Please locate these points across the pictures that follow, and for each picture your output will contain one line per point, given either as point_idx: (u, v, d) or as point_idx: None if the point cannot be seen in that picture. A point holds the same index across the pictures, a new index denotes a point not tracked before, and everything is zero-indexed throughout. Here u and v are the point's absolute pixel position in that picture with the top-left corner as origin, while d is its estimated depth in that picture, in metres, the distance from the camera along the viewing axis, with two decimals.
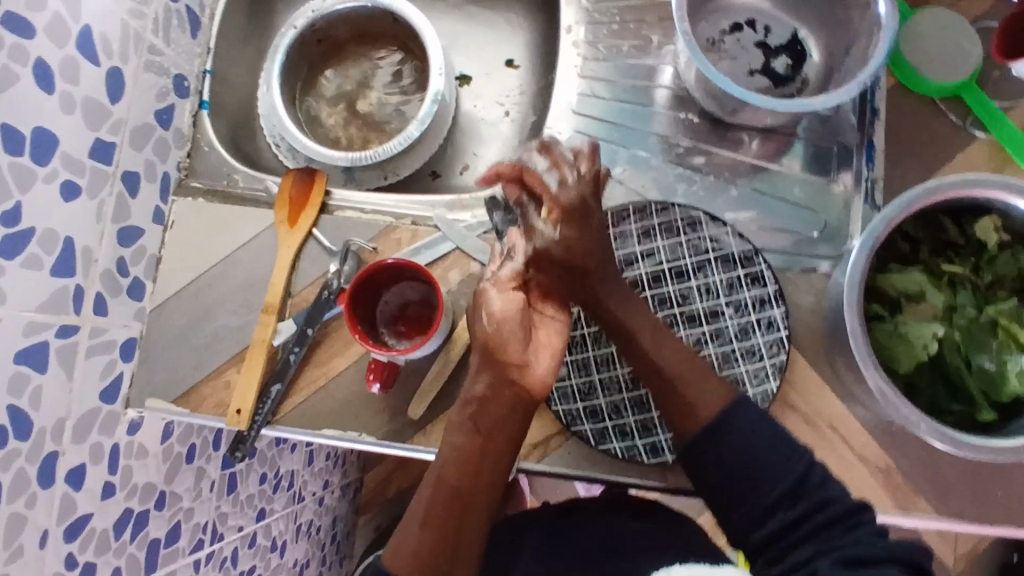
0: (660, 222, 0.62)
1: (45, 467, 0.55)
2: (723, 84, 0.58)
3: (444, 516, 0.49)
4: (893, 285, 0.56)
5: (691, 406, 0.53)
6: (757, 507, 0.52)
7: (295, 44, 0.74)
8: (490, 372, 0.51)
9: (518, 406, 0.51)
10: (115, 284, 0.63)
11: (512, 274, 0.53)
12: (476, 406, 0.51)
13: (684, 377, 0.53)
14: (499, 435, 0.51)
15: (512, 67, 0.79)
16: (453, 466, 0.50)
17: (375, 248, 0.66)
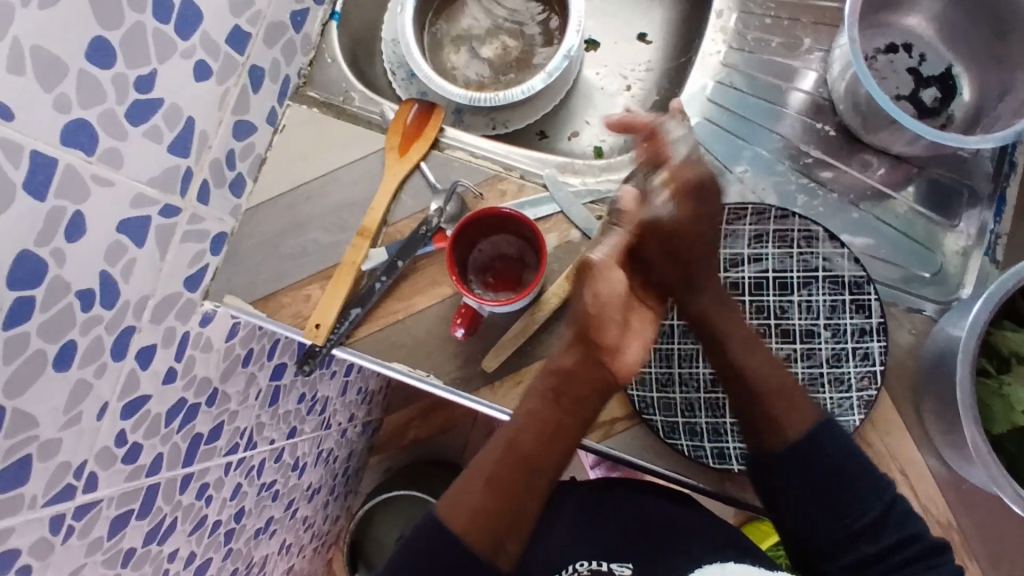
0: (775, 229, 0.61)
1: (122, 339, 0.55)
2: (878, 96, 0.56)
3: (507, 481, 0.50)
4: (1006, 342, 0.55)
5: (776, 423, 0.53)
6: (839, 531, 0.53)
7: None
8: (581, 348, 0.52)
9: (600, 388, 0.52)
10: (220, 175, 0.62)
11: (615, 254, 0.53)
12: (563, 378, 0.52)
13: (778, 387, 0.54)
14: (579, 415, 0.52)
15: (643, 42, 0.76)
16: (530, 431, 0.51)
17: (480, 193, 0.65)
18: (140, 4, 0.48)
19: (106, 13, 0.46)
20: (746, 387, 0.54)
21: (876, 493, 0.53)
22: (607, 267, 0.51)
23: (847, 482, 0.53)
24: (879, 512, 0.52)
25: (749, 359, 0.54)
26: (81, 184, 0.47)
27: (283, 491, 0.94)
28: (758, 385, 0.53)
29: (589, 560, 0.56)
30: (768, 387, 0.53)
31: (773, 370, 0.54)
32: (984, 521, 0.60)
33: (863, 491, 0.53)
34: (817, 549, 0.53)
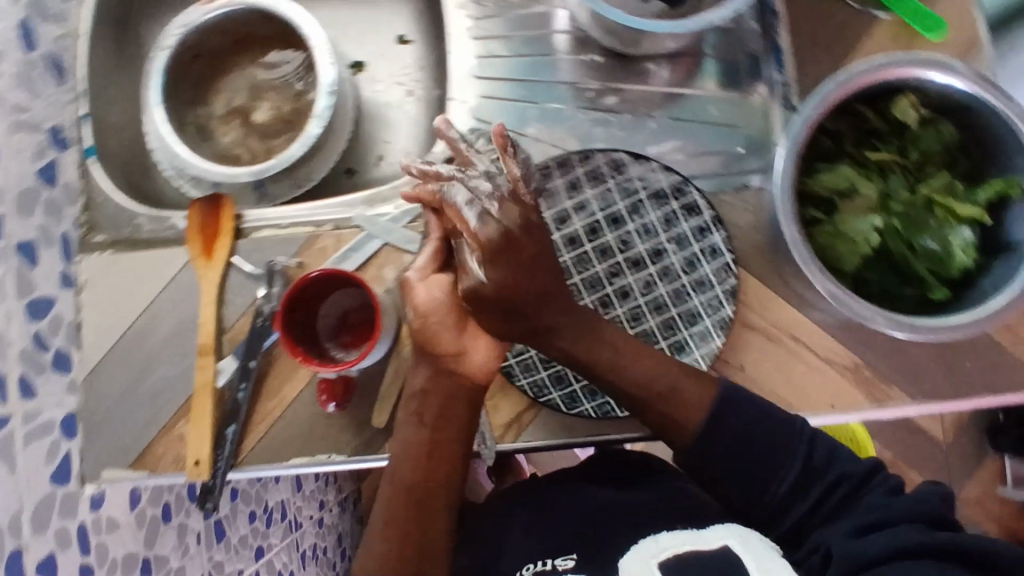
0: (584, 171, 0.61)
1: (9, 566, 0.51)
2: (607, 12, 0.56)
3: (400, 515, 0.52)
4: (823, 185, 0.55)
5: (674, 419, 0.52)
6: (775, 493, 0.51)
7: (169, 67, 0.69)
8: (426, 366, 0.55)
9: (456, 394, 0.54)
10: (37, 361, 0.59)
11: (429, 260, 0.57)
12: (419, 398, 0.55)
13: (666, 389, 0.52)
14: (448, 429, 0.54)
15: (404, 43, 0.75)
16: (409, 462, 0.53)
17: (300, 262, 0.62)
18: None
19: None
20: (649, 396, 0.52)
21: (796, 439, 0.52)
22: (419, 278, 0.56)
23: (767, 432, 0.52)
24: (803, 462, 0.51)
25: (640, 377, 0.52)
26: None
27: None
28: (644, 398, 0.52)
29: (533, 562, 0.56)
30: (663, 386, 0.52)
31: (665, 367, 0.53)
32: (899, 354, 0.59)
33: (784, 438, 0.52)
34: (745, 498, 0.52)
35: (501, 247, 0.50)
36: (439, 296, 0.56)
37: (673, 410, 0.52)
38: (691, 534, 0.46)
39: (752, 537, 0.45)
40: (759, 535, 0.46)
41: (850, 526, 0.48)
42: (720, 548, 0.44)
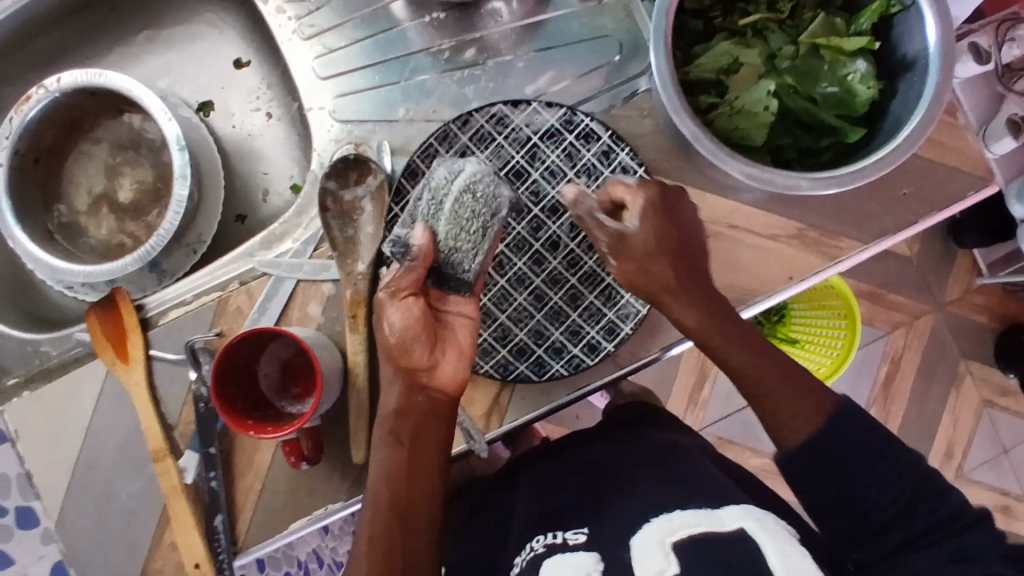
0: (469, 136, 0.57)
1: None
2: None
3: (383, 535, 0.47)
4: (706, 69, 0.52)
5: (784, 424, 0.49)
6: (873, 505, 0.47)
7: (10, 183, 0.63)
8: (402, 383, 0.50)
9: (436, 411, 0.50)
10: None
11: (408, 279, 0.50)
12: (394, 421, 0.49)
13: (790, 391, 0.49)
14: (425, 450, 0.50)
15: (243, 67, 0.70)
16: (387, 483, 0.49)
17: (220, 332, 0.59)
18: None
19: None
20: (771, 397, 0.50)
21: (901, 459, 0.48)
22: (390, 299, 0.49)
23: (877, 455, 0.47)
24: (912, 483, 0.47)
25: (765, 385, 0.50)
26: None
27: None
28: (760, 401, 0.50)
29: (543, 534, 0.55)
30: (789, 391, 0.49)
31: (789, 375, 0.50)
32: (836, 203, 0.58)
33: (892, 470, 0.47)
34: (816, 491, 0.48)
35: (633, 253, 0.50)
36: (411, 323, 0.49)
37: (790, 414, 0.49)
38: (708, 517, 0.45)
39: (770, 521, 0.44)
40: (778, 522, 0.45)
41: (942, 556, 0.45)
42: (737, 530, 0.43)
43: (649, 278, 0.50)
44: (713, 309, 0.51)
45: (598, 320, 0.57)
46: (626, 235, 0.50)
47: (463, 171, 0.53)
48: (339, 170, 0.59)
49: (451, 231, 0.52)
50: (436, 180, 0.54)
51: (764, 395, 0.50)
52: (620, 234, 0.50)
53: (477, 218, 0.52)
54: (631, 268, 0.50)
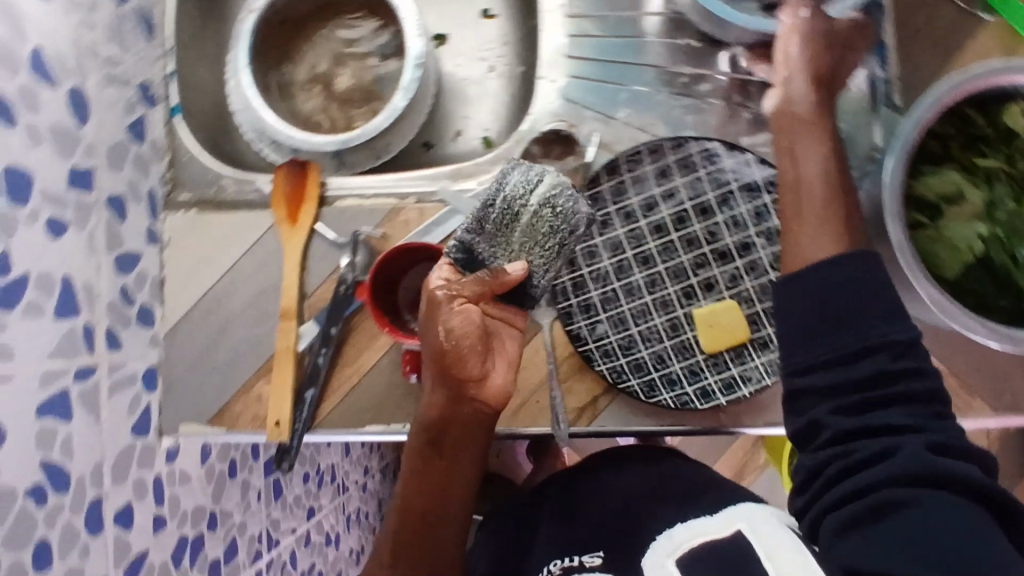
0: (676, 159, 0.60)
1: (93, 515, 0.55)
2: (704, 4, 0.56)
3: (415, 520, 0.56)
4: (930, 189, 0.55)
5: (800, 246, 0.49)
6: (846, 349, 0.44)
7: (257, 30, 0.70)
8: (447, 395, 0.54)
9: (477, 424, 0.55)
10: (123, 315, 0.60)
11: (470, 288, 0.53)
12: (437, 424, 0.55)
13: (822, 205, 0.50)
14: (462, 460, 0.56)
15: (488, 18, 0.74)
16: (425, 486, 0.56)
17: (384, 233, 0.63)
18: None
19: None
20: (801, 203, 0.51)
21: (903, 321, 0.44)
22: (449, 304, 0.52)
23: (871, 304, 0.45)
24: (904, 339, 0.44)
25: (809, 186, 0.51)
26: None
27: (326, 569, 0.94)
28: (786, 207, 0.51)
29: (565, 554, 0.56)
30: (824, 197, 0.50)
31: (830, 199, 0.50)
32: (982, 362, 0.59)
33: (882, 320, 0.44)
34: (803, 368, 0.46)
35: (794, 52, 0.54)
36: (466, 336, 0.53)
37: (799, 212, 0.50)
38: (705, 526, 0.48)
39: (761, 515, 0.46)
40: (768, 512, 0.47)
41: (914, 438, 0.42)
42: (732, 534, 0.45)
43: (800, 75, 0.54)
44: (818, 157, 0.51)
45: (719, 371, 0.58)
46: (804, 46, 0.54)
47: (542, 182, 0.54)
48: (547, 140, 0.64)
49: (524, 244, 0.54)
50: (511, 187, 0.54)
51: (805, 208, 0.50)
52: (800, 58, 0.54)
53: (553, 236, 0.54)
54: (803, 60, 0.54)
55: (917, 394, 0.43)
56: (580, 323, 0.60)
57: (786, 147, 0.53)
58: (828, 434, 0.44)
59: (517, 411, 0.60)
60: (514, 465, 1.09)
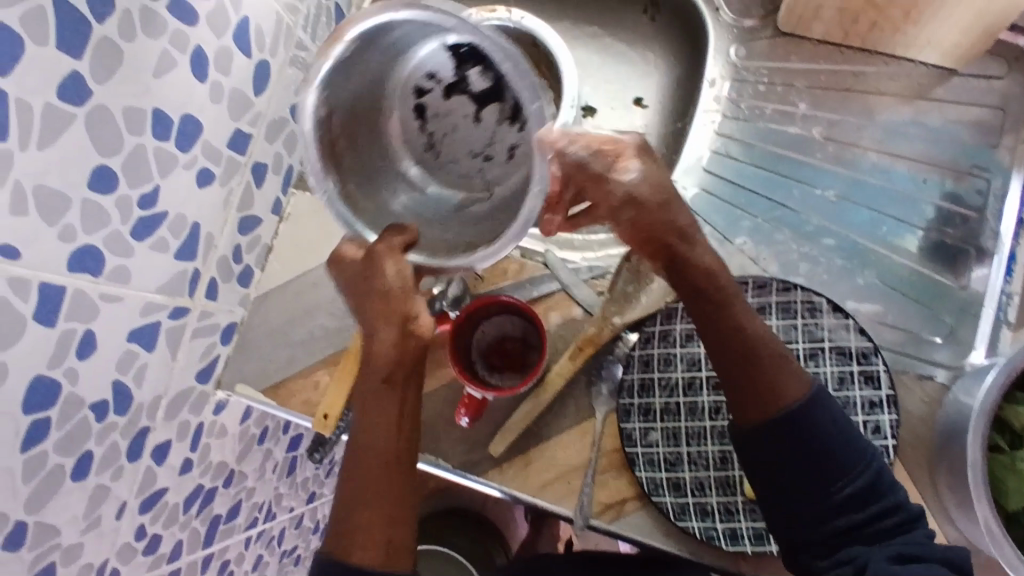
0: (779, 301, 0.60)
1: (137, 441, 0.58)
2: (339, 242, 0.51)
3: (372, 481, 0.49)
4: (1018, 417, 0.54)
5: (773, 387, 0.50)
6: (821, 497, 0.49)
7: None
8: (393, 330, 0.49)
9: (419, 358, 0.50)
10: (228, 270, 0.64)
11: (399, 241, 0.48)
12: (389, 368, 0.49)
13: (774, 352, 0.50)
14: (409, 399, 0.51)
15: (640, 106, 0.76)
16: (376, 435, 0.50)
17: (481, 275, 0.66)
18: (141, 127, 0.49)
19: (107, 143, 0.46)
20: (746, 358, 0.50)
21: (864, 466, 0.50)
22: (388, 247, 0.48)
23: (837, 451, 0.49)
24: (866, 482, 0.49)
25: (744, 324, 0.51)
26: (90, 304, 0.49)
27: (305, 556, 0.96)
28: (736, 365, 0.50)
29: None
30: (762, 352, 0.50)
31: (771, 345, 0.51)
32: None
33: (845, 466, 0.49)
34: (806, 518, 0.50)
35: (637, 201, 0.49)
36: (411, 276, 0.48)
37: (770, 378, 0.50)
38: None
39: None
40: None
41: (888, 550, 0.47)
42: None
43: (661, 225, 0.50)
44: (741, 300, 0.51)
45: (753, 519, 0.57)
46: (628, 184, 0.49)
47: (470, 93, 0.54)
48: None
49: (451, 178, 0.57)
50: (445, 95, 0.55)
51: (750, 355, 0.50)
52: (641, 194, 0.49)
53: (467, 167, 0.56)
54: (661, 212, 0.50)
55: (886, 529, 0.49)
56: (635, 424, 0.59)
57: (708, 310, 0.51)
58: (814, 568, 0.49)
59: (545, 485, 0.61)
60: (510, 524, 1.09)
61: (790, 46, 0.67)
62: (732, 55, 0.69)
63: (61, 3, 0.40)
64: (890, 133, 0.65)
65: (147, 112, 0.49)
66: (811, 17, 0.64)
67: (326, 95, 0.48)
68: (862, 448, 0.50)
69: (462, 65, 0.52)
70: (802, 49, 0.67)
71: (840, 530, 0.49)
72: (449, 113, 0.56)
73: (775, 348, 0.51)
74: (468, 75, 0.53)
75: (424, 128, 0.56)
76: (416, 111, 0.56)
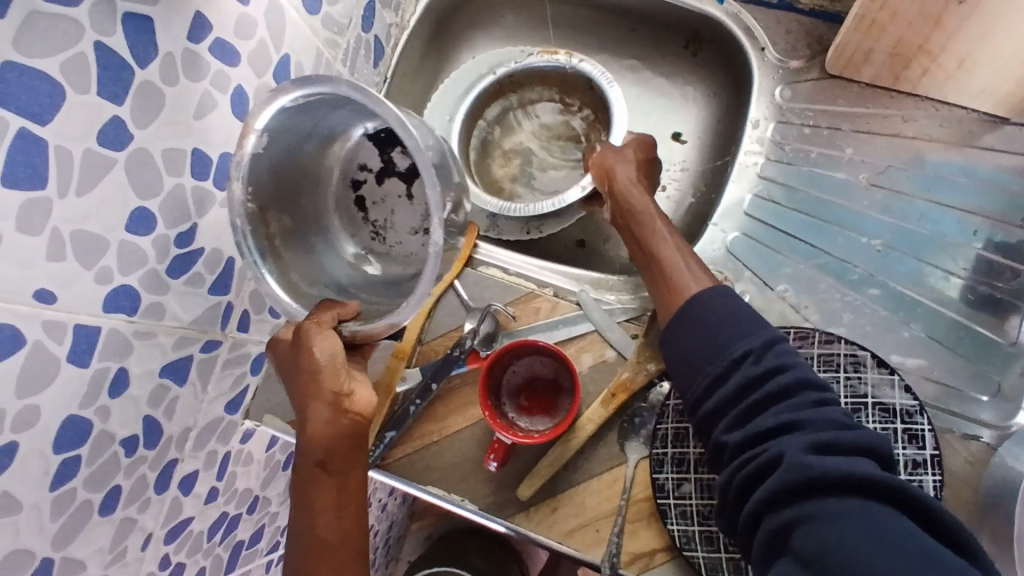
0: (820, 353, 0.58)
1: (165, 472, 0.58)
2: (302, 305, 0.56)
3: (314, 564, 0.48)
4: None
5: (670, 285, 0.54)
6: (715, 370, 0.48)
7: (488, 90, 0.76)
8: (326, 407, 0.51)
9: (353, 435, 0.51)
10: (261, 302, 0.64)
11: (328, 313, 0.53)
12: (324, 448, 0.50)
13: (674, 254, 0.56)
14: (349, 481, 0.51)
15: (679, 141, 0.76)
16: (319, 524, 0.49)
17: (513, 313, 0.65)
18: (180, 167, 0.50)
19: (144, 184, 0.47)
20: (655, 261, 0.57)
21: (758, 331, 0.48)
22: (315, 327, 0.51)
23: (729, 321, 0.49)
24: (758, 342, 0.47)
25: (658, 238, 0.57)
26: (124, 342, 0.49)
27: None
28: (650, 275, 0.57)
29: None
30: (666, 259, 0.56)
31: (676, 250, 0.56)
32: None
33: (739, 333, 0.49)
34: (709, 395, 0.48)
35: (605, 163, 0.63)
36: (339, 351, 0.52)
37: (669, 279, 0.55)
38: None
39: None
40: None
41: (806, 436, 0.42)
42: None
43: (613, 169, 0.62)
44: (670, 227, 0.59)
45: None
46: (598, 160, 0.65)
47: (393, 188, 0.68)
48: None
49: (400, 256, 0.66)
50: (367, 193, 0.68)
51: (659, 261, 0.56)
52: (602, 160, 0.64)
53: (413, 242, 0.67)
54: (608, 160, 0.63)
55: (786, 385, 0.45)
56: (668, 475, 0.58)
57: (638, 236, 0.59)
58: (729, 448, 0.45)
59: (572, 532, 0.59)
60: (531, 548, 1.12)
61: (836, 88, 0.66)
62: (777, 96, 0.67)
63: (104, 52, 0.42)
64: (939, 180, 0.63)
65: (186, 152, 0.50)
66: (860, 60, 0.62)
67: (253, 191, 0.54)
68: (758, 320, 0.49)
69: (387, 149, 0.67)
70: (851, 92, 0.65)
71: (738, 395, 0.46)
72: (384, 199, 0.68)
73: (684, 251, 0.57)
74: (393, 157, 0.68)
75: (368, 217, 0.68)
76: (357, 204, 0.68)
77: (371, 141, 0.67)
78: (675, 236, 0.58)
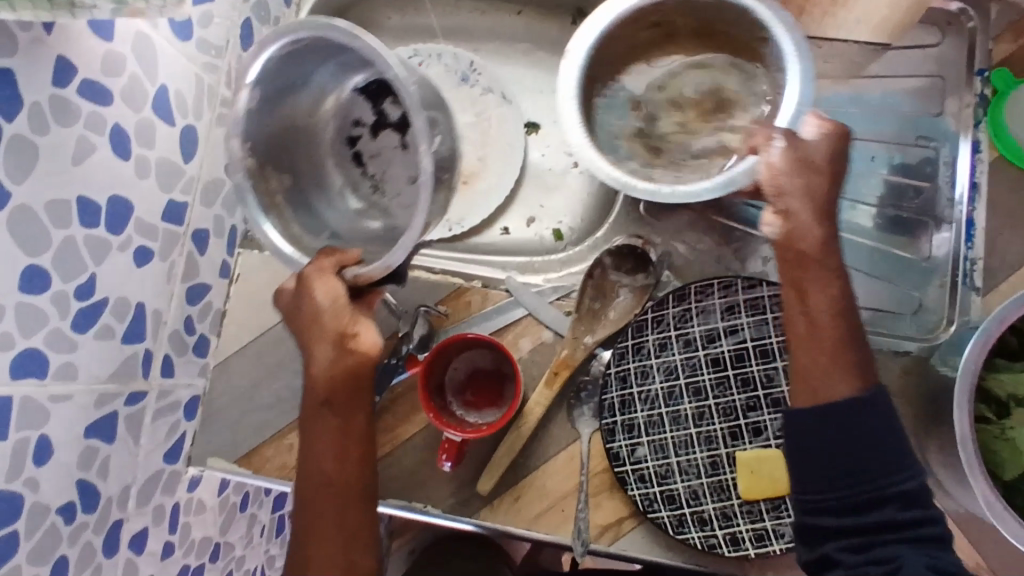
0: (746, 299, 0.58)
1: (113, 534, 0.55)
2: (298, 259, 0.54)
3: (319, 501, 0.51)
4: (1004, 387, 0.55)
5: (820, 375, 0.46)
6: (857, 496, 0.45)
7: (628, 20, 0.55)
8: (330, 347, 0.50)
9: (358, 376, 0.51)
10: (181, 343, 0.62)
11: (333, 257, 0.50)
12: (327, 388, 0.50)
13: (840, 339, 0.46)
14: (353, 426, 0.52)
15: None
16: (323, 466, 0.51)
17: (445, 312, 0.64)
18: (66, 217, 0.47)
19: (32, 242, 0.45)
20: (815, 336, 0.46)
21: (916, 470, 0.45)
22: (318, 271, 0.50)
23: (890, 452, 0.45)
24: (915, 485, 0.45)
25: (825, 314, 0.46)
26: (40, 408, 0.46)
27: None
28: (796, 340, 0.47)
29: None
30: (833, 345, 0.46)
31: (845, 337, 0.46)
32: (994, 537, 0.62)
33: (894, 463, 0.45)
34: (834, 512, 0.46)
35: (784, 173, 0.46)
36: (343, 296, 0.50)
37: (824, 368, 0.46)
38: None
39: None
40: None
41: (924, 561, 0.43)
42: None
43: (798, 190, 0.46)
44: (845, 290, 0.47)
45: (752, 520, 0.56)
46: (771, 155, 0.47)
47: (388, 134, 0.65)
48: (620, 254, 0.63)
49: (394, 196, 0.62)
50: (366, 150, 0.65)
51: (817, 342, 0.46)
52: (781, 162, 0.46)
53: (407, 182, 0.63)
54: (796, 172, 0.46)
55: (920, 527, 0.44)
56: (621, 443, 0.58)
57: (792, 286, 0.47)
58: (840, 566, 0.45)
59: (539, 517, 0.59)
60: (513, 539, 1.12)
61: None
62: None
63: None
64: (833, 114, 0.65)
65: (70, 201, 0.47)
66: None
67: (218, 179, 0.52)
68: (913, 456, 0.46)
69: (379, 100, 0.64)
70: None
71: (870, 523, 0.45)
72: (381, 153, 0.65)
73: (849, 335, 0.46)
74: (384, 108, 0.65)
75: (366, 172, 0.65)
76: (356, 160, 0.65)
77: (361, 95, 0.63)
78: (843, 298, 0.46)
